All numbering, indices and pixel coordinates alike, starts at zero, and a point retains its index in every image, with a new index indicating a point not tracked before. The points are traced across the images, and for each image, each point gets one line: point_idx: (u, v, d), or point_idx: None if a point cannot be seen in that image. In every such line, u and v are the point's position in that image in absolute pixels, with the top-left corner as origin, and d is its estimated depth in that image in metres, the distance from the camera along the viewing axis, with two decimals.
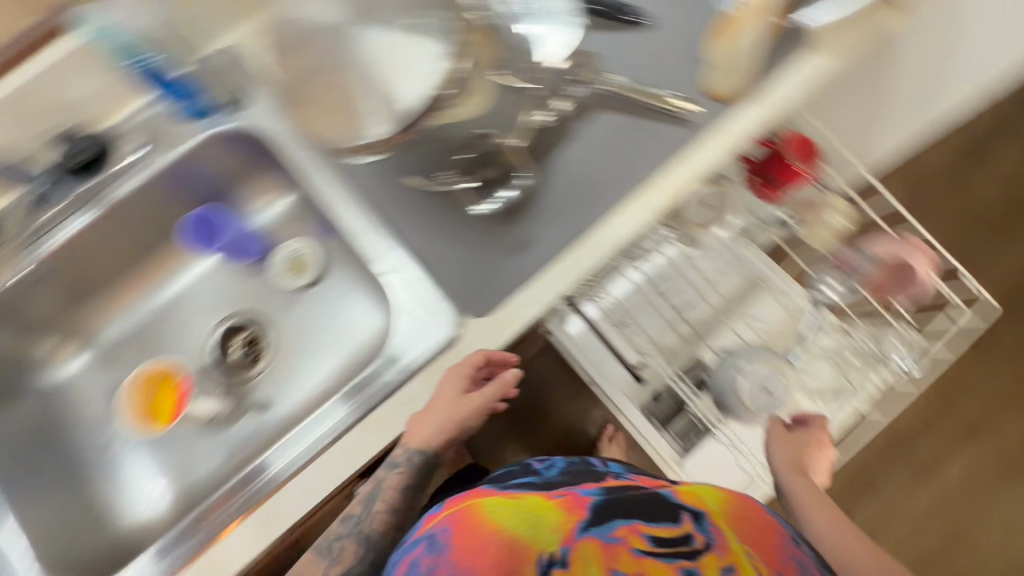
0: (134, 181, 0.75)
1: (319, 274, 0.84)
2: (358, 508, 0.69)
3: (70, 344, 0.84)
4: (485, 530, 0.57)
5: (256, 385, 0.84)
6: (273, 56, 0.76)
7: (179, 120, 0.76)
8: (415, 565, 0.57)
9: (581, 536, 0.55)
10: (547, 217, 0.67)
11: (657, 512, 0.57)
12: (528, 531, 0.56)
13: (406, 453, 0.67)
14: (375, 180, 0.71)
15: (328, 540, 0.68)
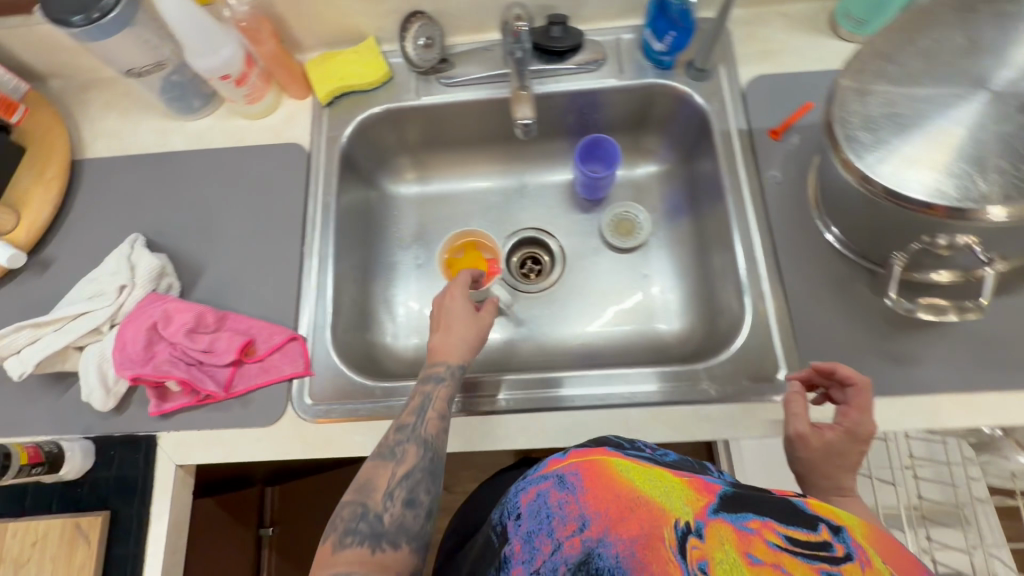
0: (574, 84, 0.79)
1: (642, 249, 0.86)
2: (411, 417, 0.60)
3: (413, 172, 0.91)
4: (620, 486, 0.41)
5: (526, 303, 0.85)
6: (757, 54, 0.77)
7: (637, 51, 0.78)
8: (542, 497, 0.44)
9: (714, 516, 0.38)
10: (930, 357, 0.62)
11: (791, 510, 0.38)
12: (662, 497, 0.40)
13: (451, 371, 0.64)
14: (788, 213, 0.69)
15: (387, 442, 0.58)
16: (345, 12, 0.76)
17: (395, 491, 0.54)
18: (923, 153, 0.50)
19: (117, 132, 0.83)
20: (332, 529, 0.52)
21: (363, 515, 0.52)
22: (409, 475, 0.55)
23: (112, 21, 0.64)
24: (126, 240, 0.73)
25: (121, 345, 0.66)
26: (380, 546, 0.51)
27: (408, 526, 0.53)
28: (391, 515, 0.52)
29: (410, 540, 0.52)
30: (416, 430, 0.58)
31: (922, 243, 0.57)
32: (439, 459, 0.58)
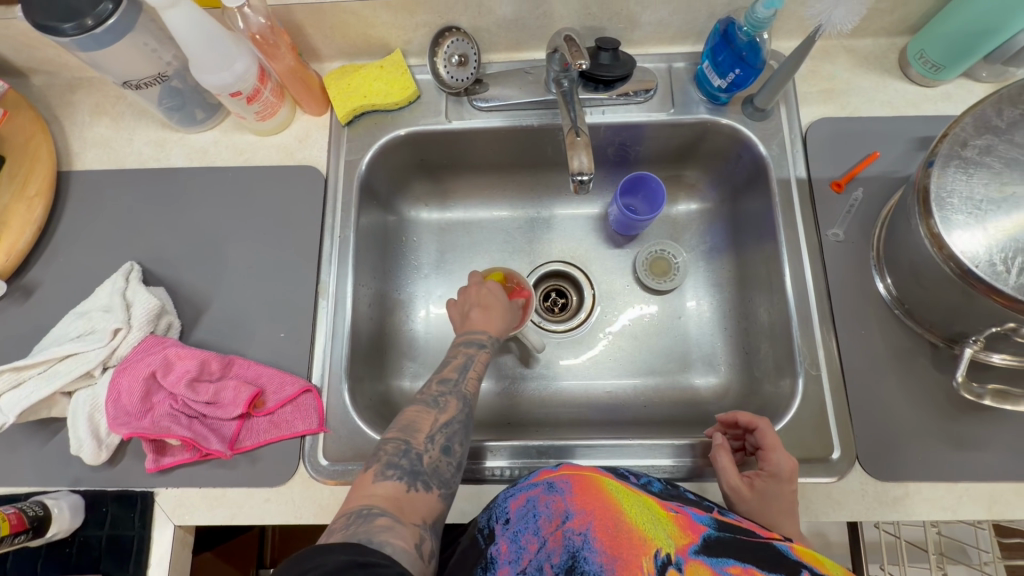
0: (620, 114, 0.72)
1: (679, 292, 0.80)
2: (453, 373, 0.61)
3: (433, 198, 0.84)
4: (610, 501, 0.45)
5: (552, 346, 0.79)
6: (819, 93, 0.71)
7: (689, 79, 0.72)
8: (532, 502, 0.48)
9: (694, 556, 0.41)
10: (988, 443, 0.59)
11: (772, 557, 0.41)
12: (649, 525, 0.43)
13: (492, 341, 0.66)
14: (846, 275, 0.65)
15: (431, 392, 0.59)
16: (374, 24, 0.69)
17: (436, 436, 0.55)
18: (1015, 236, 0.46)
19: (109, 141, 0.74)
20: (374, 460, 0.52)
21: (406, 451, 0.52)
22: (449, 423, 0.56)
23: (108, 30, 0.56)
24: (120, 270, 0.66)
25: (116, 394, 0.59)
26: (415, 483, 0.51)
27: (441, 472, 0.53)
28: (430, 457, 0.53)
29: (440, 486, 0.52)
30: (460, 386, 0.60)
31: (1002, 329, 0.52)
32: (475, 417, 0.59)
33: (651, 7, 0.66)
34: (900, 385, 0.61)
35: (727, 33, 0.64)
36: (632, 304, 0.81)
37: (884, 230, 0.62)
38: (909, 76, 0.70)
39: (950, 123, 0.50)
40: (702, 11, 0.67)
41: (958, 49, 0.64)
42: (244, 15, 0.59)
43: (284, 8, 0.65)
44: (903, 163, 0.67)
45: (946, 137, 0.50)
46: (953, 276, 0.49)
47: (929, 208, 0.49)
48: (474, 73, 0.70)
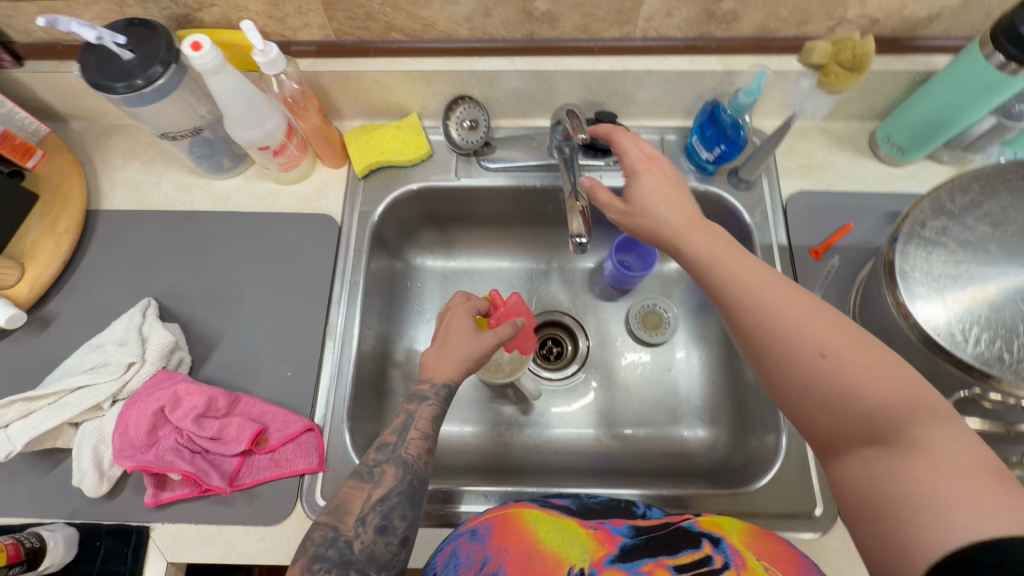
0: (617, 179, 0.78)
1: (669, 345, 0.84)
2: (393, 437, 0.58)
3: (438, 246, 0.88)
4: (527, 534, 0.50)
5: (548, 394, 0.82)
6: (798, 168, 0.77)
7: (679, 150, 0.79)
8: (455, 552, 0.50)
9: (608, 565, 0.47)
10: None
11: (677, 540, 0.49)
12: (565, 546, 0.49)
13: (436, 390, 0.61)
14: None
15: (366, 462, 0.56)
16: (394, 90, 0.75)
17: (368, 516, 0.52)
18: (975, 309, 0.50)
19: (138, 183, 0.79)
20: (301, 554, 0.50)
21: (333, 540, 0.51)
22: (384, 499, 0.54)
23: (156, 89, 0.62)
24: (137, 306, 0.69)
25: (123, 427, 0.61)
26: (345, 574, 0.49)
27: (377, 557, 0.51)
28: (363, 543, 0.51)
29: (379, 570, 0.51)
30: (398, 453, 0.57)
31: (969, 392, 0.55)
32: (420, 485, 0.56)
33: (645, 87, 0.74)
34: None
35: (714, 114, 0.71)
36: (624, 355, 0.84)
37: (860, 295, 0.67)
38: (879, 157, 0.77)
39: (910, 205, 0.55)
40: (692, 92, 0.74)
41: (920, 136, 0.71)
42: (279, 82, 0.66)
43: (314, 74, 0.72)
44: (875, 234, 0.73)
45: (908, 218, 0.55)
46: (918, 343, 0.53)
47: (894, 280, 0.54)
48: (483, 137, 0.77)
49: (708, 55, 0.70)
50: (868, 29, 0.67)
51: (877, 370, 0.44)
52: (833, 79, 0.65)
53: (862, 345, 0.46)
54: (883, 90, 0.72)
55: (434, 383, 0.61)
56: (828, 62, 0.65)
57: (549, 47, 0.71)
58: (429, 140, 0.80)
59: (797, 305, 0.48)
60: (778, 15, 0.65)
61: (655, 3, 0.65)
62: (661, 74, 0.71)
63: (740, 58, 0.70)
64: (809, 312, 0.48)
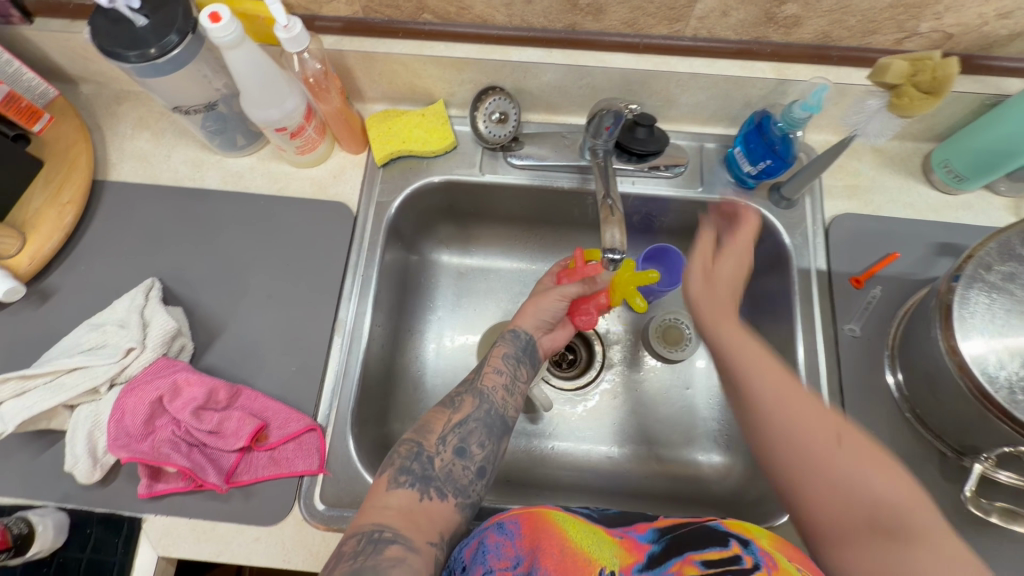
0: (649, 187, 0.74)
1: (689, 362, 0.80)
2: (472, 373, 0.62)
3: (455, 241, 0.85)
4: (557, 531, 0.46)
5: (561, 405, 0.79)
6: (844, 188, 0.73)
7: (719, 160, 0.74)
8: (481, 544, 0.47)
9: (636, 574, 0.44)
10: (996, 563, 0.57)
11: (701, 535, 0.45)
12: (593, 548, 0.46)
13: (507, 334, 0.65)
14: (859, 371, 0.65)
15: (449, 392, 0.59)
16: (422, 75, 0.71)
17: (449, 437, 0.55)
18: None
19: (148, 155, 0.76)
20: (387, 465, 0.52)
21: (417, 455, 0.53)
22: (462, 424, 0.56)
23: (169, 60, 0.58)
24: (140, 286, 0.66)
25: (119, 414, 0.58)
26: (427, 491, 0.50)
27: (455, 477, 0.52)
28: (442, 461, 0.53)
29: (455, 493, 0.52)
30: (474, 384, 0.60)
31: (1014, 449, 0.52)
32: (496, 415, 0.58)
33: (690, 90, 0.69)
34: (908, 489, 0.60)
35: (762, 124, 0.66)
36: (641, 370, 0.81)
37: (901, 330, 0.63)
38: (932, 182, 0.72)
39: (975, 245, 0.51)
40: (738, 100, 0.70)
41: (982, 164, 0.66)
42: (302, 60, 0.61)
43: (338, 53, 0.67)
44: (922, 266, 0.68)
45: (971, 259, 0.51)
46: (967, 393, 0.49)
47: (949, 324, 0.49)
48: (512, 131, 0.72)
49: (761, 60, 0.65)
50: (939, 45, 0.61)
51: (795, 397, 0.48)
52: (907, 103, 0.55)
53: (778, 376, 0.50)
54: (946, 112, 0.67)
55: (506, 329, 0.65)
56: (903, 82, 0.54)
57: (591, 41, 0.66)
58: (454, 131, 0.76)
59: (743, 352, 0.52)
60: (844, 23, 0.60)
61: (712, 2, 0.59)
62: (709, 78, 0.66)
63: (796, 66, 0.65)
64: (741, 342, 0.52)
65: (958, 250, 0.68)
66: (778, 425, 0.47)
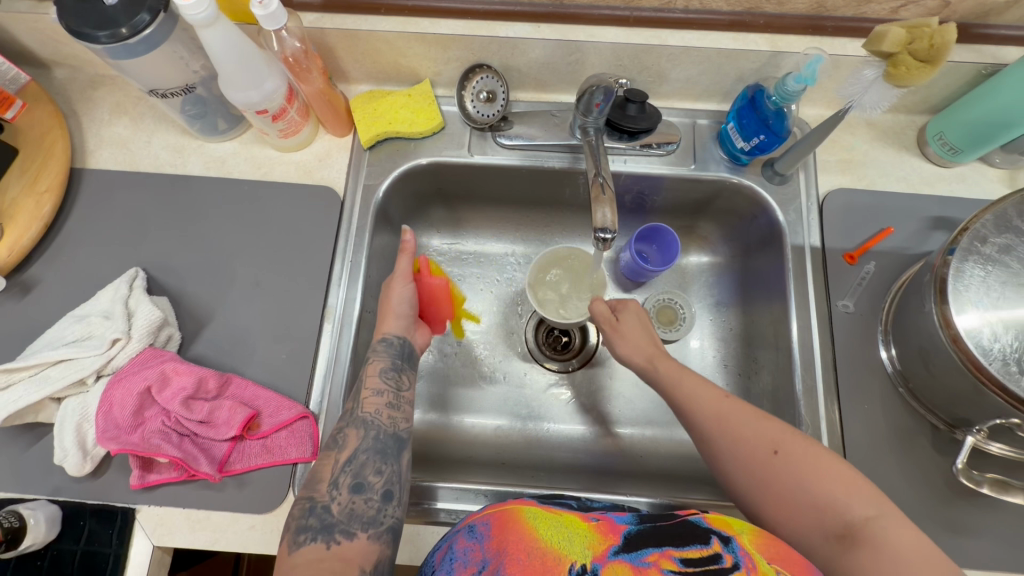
0: (642, 165, 0.72)
1: (682, 343, 0.80)
2: (352, 403, 0.59)
3: (445, 224, 0.83)
4: (525, 532, 0.43)
5: (521, 386, 0.79)
6: (838, 163, 0.72)
7: (711, 137, 0.73)
8: (450, 549, 0.45)
9: (614, 557, 0.42)
10: (987, 532, 0.58)
11: (685, 531, 0.44)
12: (564, 543, 0.42)
13: (381, 347, 0.64)
14: (852, 347, 0.65)
15: (330, 433, 0.57)
16: (406, 53, 0.69)
17: (340, 479, 0.54)
18: None
19: (126, 141, 0.74)
20: (286, 532, 0.51)
21: (312, 509, 0.52)
22: (352, 460, 0.55)
23: (142, 41, 0.56)
24: (124, 276, 0.65)
25: (108, 406, 0.58)
26: (332, 538, 0.50)
27: (359, 514, 0.52)
28: (339, 505, 0.52)
29: (364, 526, 0.52)
30: (355, 413, 0.58)
31: (1005, 421, 0.52)
32: (387, 437, 0.58)
33: (681, 65, 0.67)
34: (900, 462, 0.60)
35: (754, 99, 0.65)
36: None
37: (895, 305, 0.63)
38: (927, 155, 0.71)
39: (970, 217, 0.51)
40: (731, 73, 0.68)
41: (978, 136, 0.65)
42: (280, 38, 0.59)
43: (319, 31, 0.65)
44: (915, 240, 0.68)
45: (966, 232, 0.50)
46: (961, 366, 0.49)
47: (944, 297, 0.49)
48: (500, 111, 0.71)
49: (754, 32, 0.63)
50: (936, 13, 0.60)
51: (731, 403, 0.53)
52: (903, 71, 0.53)
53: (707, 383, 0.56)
54: (942, 83, 0.66)
55: (376, 339, 0.64)
56: (900, 50, 0.53)
57: (578, 14, 0.64)
58: (441, 111, 0.74)
59: (636, 351, 0.62)
60: None
61: None
62: (701, 51, 0.65)
63: (790, 38, 0.63)
64: (641, 348, 0.62)
65: (952, 224, 0.68)
66: (728, 426, 0.52)
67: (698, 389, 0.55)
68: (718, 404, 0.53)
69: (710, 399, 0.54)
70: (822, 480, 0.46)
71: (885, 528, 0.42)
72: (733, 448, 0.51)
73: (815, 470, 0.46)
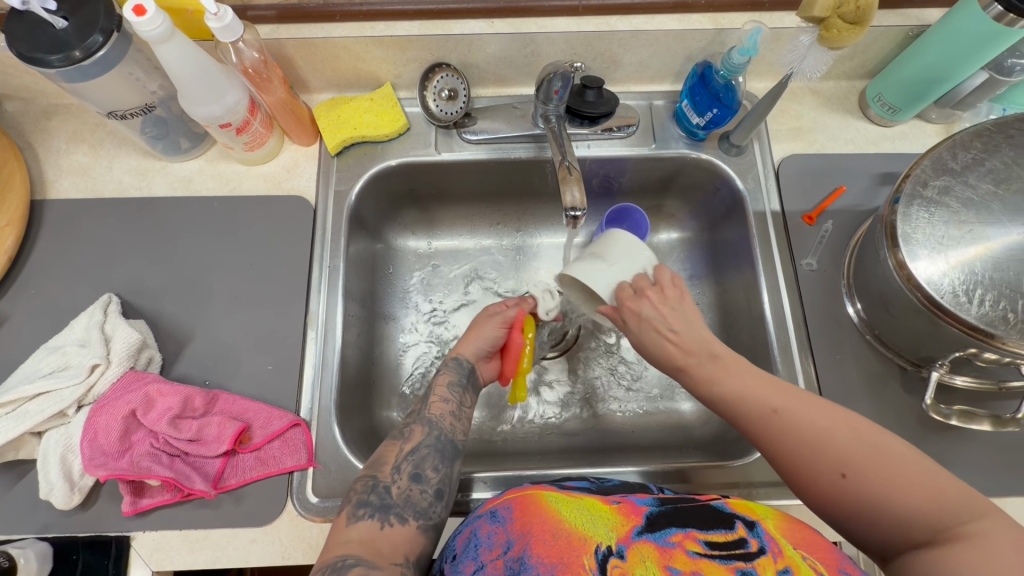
0: (604, 149, 0.75)
1: None
2: (419, 402, 0.62)
3: (420, 226, 0.84)
4: (548, 514, 0.45)
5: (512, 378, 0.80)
6: (789, 131, 0.75)
7: (668, 116, 0.76)
8: (474, 534, 0.46)
9: (637, 539, 0.42)
10: (962, 462, 0.61)
11: (711, 516, 0.44)
12: (589, 525, 0.44)
13: (448, 363, 0.65)
14: (820, 303, 0.68)
15: (396, 425, 0.59)
16: (365, 58, 0.70)
17: (402, 465, 0.55)
18: (974, 267, 0.50)
19: (88, 169, 0.73)
20: (346, 503, 0.52)
21: (374, 486, 0.53)
22: (415, 451, 0.56)
23: (97, 62, 0.56)
24: (97, 302, 0.64)
25: (92, 434, 0.57)
26: (388, 519, 0.51)
27: (415, 501, 0.53)
28: (399, 488, 0.53)
29: (416, 516, 0.52)
30: (422, 413, 0.60)
31: (965, 352, 0.55)
32: (447, 440, 0.58)
33: (632, 49, 0.70)
34: (875, 406, 0.64)
35: (704, 75, 0.68)
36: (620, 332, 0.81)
37: (855, 259, 0.66)
38: (869, 117, 0.76)
39: (910, 165, 0.54)
40: (680, 54, 0.71)
41: (913, 93, 0.69)
42: (237, 50, 0.60)
43: (275, 42, 0.66)
44: (867, 196, 0.72)
45: (908, 178, 0.54)
46: (919, 306, 0.52)
47: (896, 241, 0.52)
48: (463, 107, 0.72)
49: (697, 12, 0.67)
50: None
51: (793, 410, 0.47)
52: (836, 34, 0.57)
53: (763, 382, 0.49)
54: (875, 47, 0.70)
55: (449, 356, 0.65)
56: (830, 14, 0.56)
57: (530, 7, 0.66)
58: (405, 113, 0.75)
59: (678, 342, 0.53)
60: None
61: None
62: (649, 34, 0.68)
63: (731, 15, 0.67)
64: (685, 340, 0.52)
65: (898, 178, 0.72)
66: (796, 444, 0.46)
67: (752, 398, 0.49)
68: (782, 415, 0.47)
69: (770, 407, 0.48)
70: (907, 495, 0.41)
71: (982, 532, 0.38)
72: (804, 464, 0.45)
73: (903, 485, 0.41)
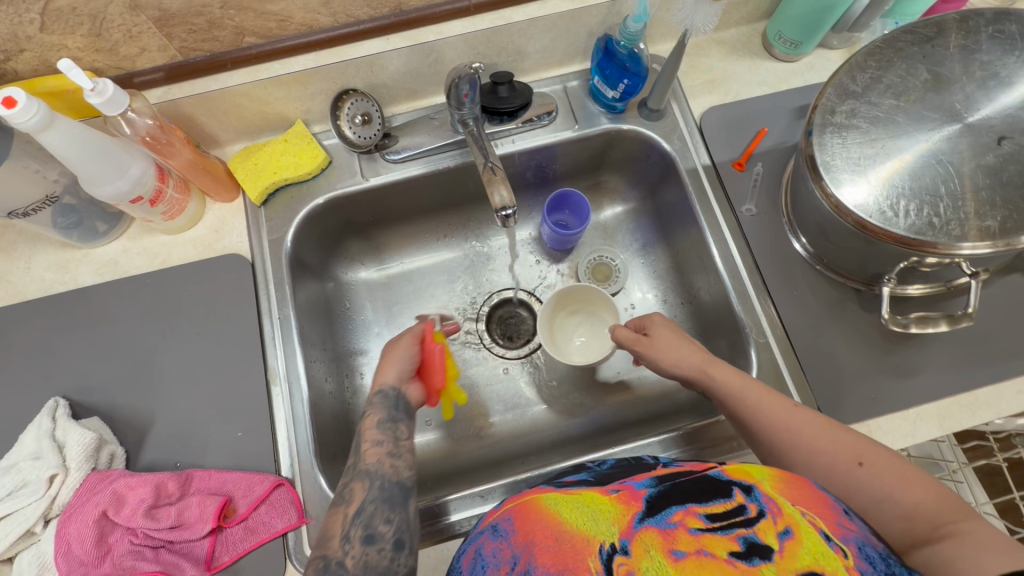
0: (529, 140, 0.74)
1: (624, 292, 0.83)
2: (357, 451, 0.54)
3: (368, 255, 0.83)
4: (549, 518, 0.43)
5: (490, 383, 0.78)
6: (703, 85, 0.77)
7: (585, 94, 0.76)
8: (477, 554, 0.43)
9: (639, 526, 0.41)
10: (930, 366, 0.63)
11: (707, 488, 0.44)
12: (590, 523, 0.42)
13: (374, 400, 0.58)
14: (768, 244, 0.69)
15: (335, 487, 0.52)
16: (268, 101, 0.68)
17: (351, 532, 0.48)
18: (896, 181, 0.51)
19: (4, 275, 0.69)
20: None
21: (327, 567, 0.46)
22: (360, 512, 0.49)
23: None
24: (44, 410, 0.60)
25: (65, 546, 0.54)
26: None
27: (374, 566, 0.46)
28: (354, 558, 0.46)
29: None
30: (358, 467, 0.53)
31: (909, 262, 0.56)
32: (392, 484, 0.52)
33: (533, 37, 0.70)
34: (839, 331, 0.65)
35: (608, 50, 0.69)
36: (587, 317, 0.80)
37: (790, 195, 0.68)
38: (775, 56, 0.77)
39: (817, 96, 0.56)
40: (581, 32, 0.71)
41: (809, 25, 0.71)
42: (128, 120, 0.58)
43: (171, 104, 0.64)
44: (789, 132, 0.73)
45: (817, 109, 0.55)
46: (854, 230, 0.54)
47: (819, 172, 0.54)
48: (380, 129, 0.71)
49: None
50: None
51: (806, 415, 0.52)
52: None
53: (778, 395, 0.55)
54: None
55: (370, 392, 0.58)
56: None
57: (422, 16, 0.65)
58: (323, 146, 0.74)
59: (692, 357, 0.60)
60: None
61: None
62: (545, 20, 0.68)
63: None
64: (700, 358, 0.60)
65: None
66: (804, 440, 0.50)
67: (771, 404, 0.53)
68: (795, 419, 0.52)
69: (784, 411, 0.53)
70: (906, 490, 0.45)
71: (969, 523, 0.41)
72: (814, 459, 0.49)
73: (902, 482, 0.45)
